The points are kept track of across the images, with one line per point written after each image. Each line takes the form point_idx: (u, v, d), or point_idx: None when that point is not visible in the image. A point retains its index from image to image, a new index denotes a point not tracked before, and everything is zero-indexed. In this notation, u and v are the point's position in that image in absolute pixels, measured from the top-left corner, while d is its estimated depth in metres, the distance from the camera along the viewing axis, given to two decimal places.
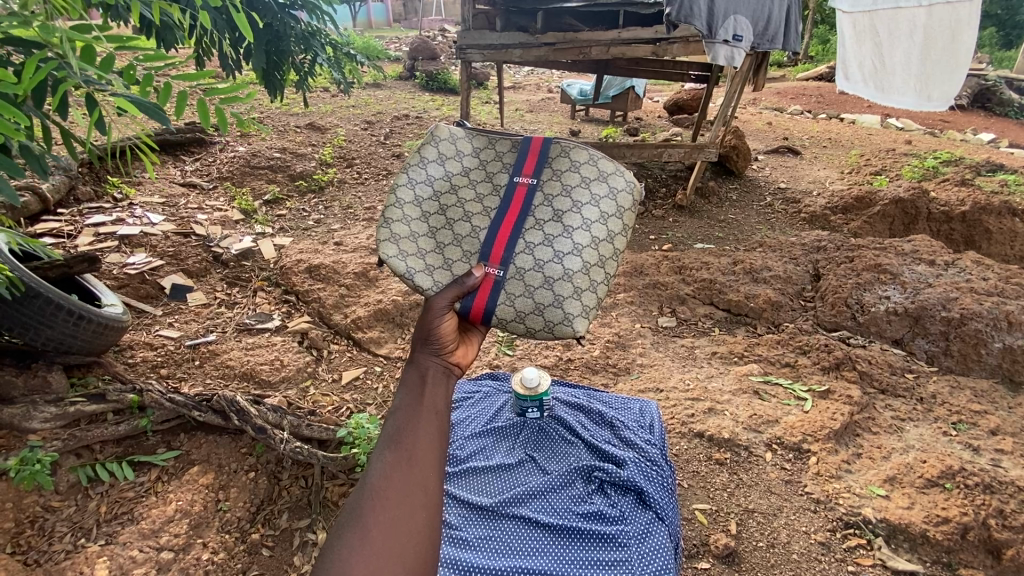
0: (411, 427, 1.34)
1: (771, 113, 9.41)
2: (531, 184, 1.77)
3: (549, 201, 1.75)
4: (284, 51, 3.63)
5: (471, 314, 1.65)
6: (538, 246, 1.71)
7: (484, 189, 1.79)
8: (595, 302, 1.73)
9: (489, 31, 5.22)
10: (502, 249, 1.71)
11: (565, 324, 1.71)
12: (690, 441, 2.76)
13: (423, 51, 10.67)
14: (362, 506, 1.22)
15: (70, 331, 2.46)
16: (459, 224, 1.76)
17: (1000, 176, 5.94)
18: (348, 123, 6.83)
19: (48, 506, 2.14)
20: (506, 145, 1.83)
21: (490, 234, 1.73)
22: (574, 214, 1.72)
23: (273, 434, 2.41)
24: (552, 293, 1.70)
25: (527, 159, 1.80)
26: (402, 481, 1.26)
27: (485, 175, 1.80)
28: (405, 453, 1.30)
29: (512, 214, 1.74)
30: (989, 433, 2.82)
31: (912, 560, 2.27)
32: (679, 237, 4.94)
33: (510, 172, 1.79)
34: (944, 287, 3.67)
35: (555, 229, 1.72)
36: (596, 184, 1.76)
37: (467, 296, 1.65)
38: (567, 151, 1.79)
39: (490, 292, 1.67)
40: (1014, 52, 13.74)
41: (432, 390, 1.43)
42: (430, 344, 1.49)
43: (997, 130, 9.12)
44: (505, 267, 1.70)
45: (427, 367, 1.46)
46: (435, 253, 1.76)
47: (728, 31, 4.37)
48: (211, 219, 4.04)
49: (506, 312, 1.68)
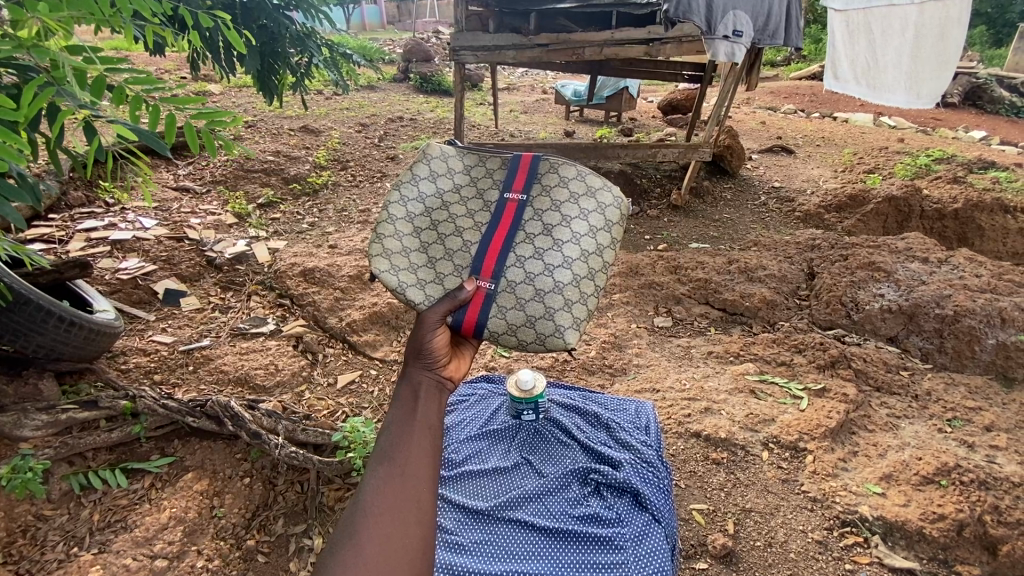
0: (405, 441, 1.34)
1: (764, 112, 9.44)
2: (522, 200, 1.77)
3: (539, 215, 1.75)
4: (279, 53, 3.60)
5: (463, 328, 1.64)
6: (529, 259, 1.71)
7: (476, 205, 1.79)
8: (586, 314, 1.73)
9: (483, 33, 5.20)
10: (494, 263, 1.71)
11: (556, 335, 1.69)
12: (687, 441, 2.76)
13: (417, 53, 10.64)
14: (355, 524, 1.22)
15: (61, 338, 2.43)
16: (450, 239, 1.76)
17: (992, 174, 5.98)
18: (342, 125, 6.80)
19: (41, 515, 2.13)
20: (497, 162, 1.84)
21: (481, 248, 1.73)
22: (564, 228, 1.72)
23: (268, 440, 2.40)
24: (543, 305, 1.69)
25: (517, 175, 1.80)
26: (399, 494, 1.26)
27: (476, 192, 1.80)
28: (400, 467, 1.30)
29: (503, 230, 1.74)
30: (983, 429, 2.83)
31: (909, 558, 2.27)
32: (674, 236, 4.94)
33: (501, 189, 1.79)
34: (938, 285, 3.68)
35: (545, 242, 1.72)
36: (585, 199, 1.77)
37: (459, 310, 1.64)
38: (556, 167, 1.80)
39: (481, 305, 1.67)
40: (1003, 50, 13.79)
41: (424, 405, 1.42)
42: (423, 357, 1.49)
43: (988, 127, 9.18)
44: (496, 281, 1.69)
45: (421, 380, 1.46)
46: (426, 267, 1.75)
47: (728, 25, 4.37)
48: (204, 223, 4.02)
49: (497, 325, 1.67)
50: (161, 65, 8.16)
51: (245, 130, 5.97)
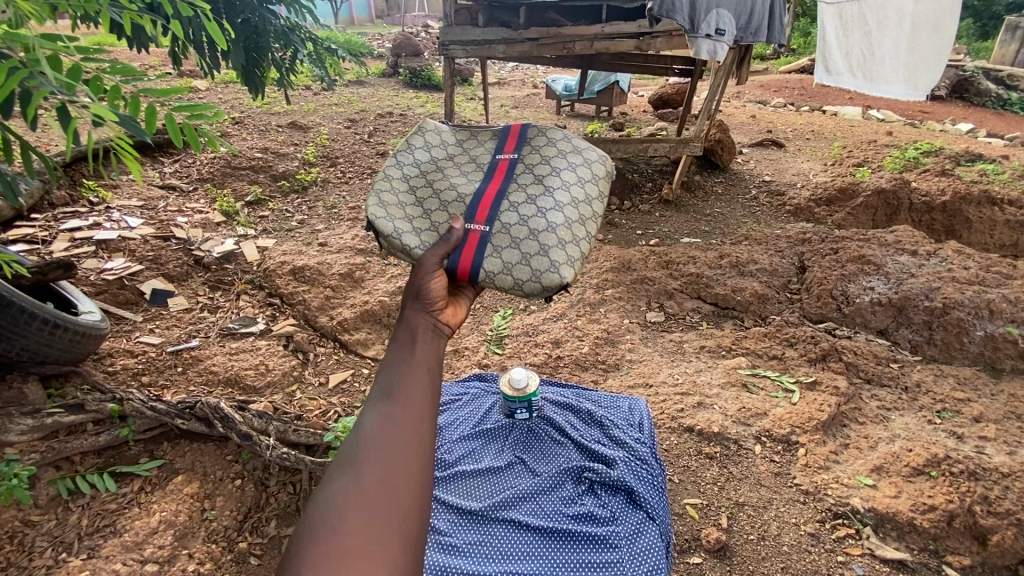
0: (402, 392, 1.18)
1: (754, 106, 9.46)
2: (514, 159, 1.78)
3: (531, 168, 1.76)
4: (262, 47, 3.50)
5: (459, 269, 1.57)
6: (522, 205, 1.69)
7: (469, 165, 1.79)
8: (583, 256, 1.70)
9: (472, 27, 5.15)
10: (488, 209, 1.68)
11: (553, 276, 1.64)
12: (680, 436, 2.76)
13: (406, 48, 10.55)
14: (343, 479, 1.06)
15: (45, 341, 2.39)
16: (446, 191, 1.74)
17: (979, 166, 6.02)
18: (331, 121, 6.73)
19: (28, 521, 2.09)
20: (487, 130, 1.88)
21: (476, 198, 1.71)
22: (555, 177, 1.74)
23: (258, 441, 2.37)
24: (538, 247, 1.65)
25: (508, 138, 1.83)
26: (401, 431, 1.13)
27: (470, 154, 1.82)
28: (401, 403, 1.16)
29: (496, 181, 1.73)
30: (972, 420, 2.86)
31: (900, 549, 2.29)
32: (666, 231, 4.94)
33: (493, 149, 1.81)
34: (927, 277, 3.70)
35: (538, 190, 1.71)
36: (573, 156, 1.81)
37: (455, 251, 1.58)
38: (544, 129, 1.84)
39: (477, 246, 1.62)
40: (990, 43, 13.88)
41: (423, 350, 1.27)
42: (420, 297, 1.36)
43: (974, 120, 9.25)
44: (491, 224, 1.66)
45: (418, 316, 1.33)
46: (422, 218, 1.72)
47: (711, 25, 4.36)
48: (191, 222, 3.97)
49: (493, 265, 1.60)
50: (145, 61, 8.03)
51: (232, 127, 5.89)
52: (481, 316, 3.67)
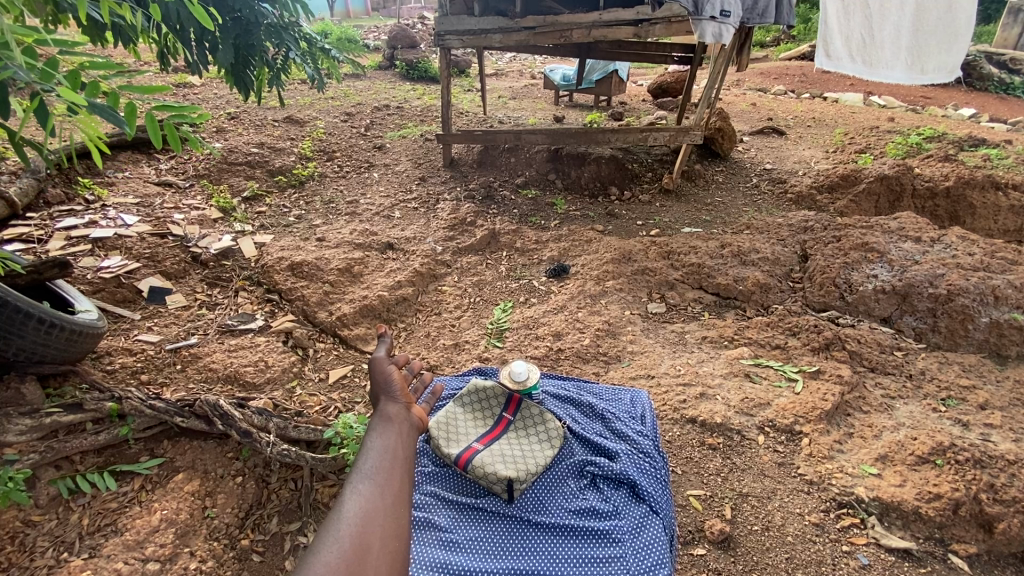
0: (385, 456, 1.37)
1: (754, 93, 9.37)
2: (511, 419, 2.43)
3: (520, 435, 2.38)
4: (253, 46, 3.34)
5: (461, 459, 2.24)
6: (507, 452, 2.30)
7: (489, 396, 2.48)
8: (540, 468, 2.25)
9: (467, 16, 5.05)
10: (488, 440, 2.34)
11: (528, 459, 2.28)
12: (682, 427, 2.74)
13: (402, 39, 10.46)
14: (341, 532, 1.16)
15: (42, 340, 2.35)
16: (469, 425, 2.40)
17: (982, 151, 5.95)
18: (327, 115, 6.69)
19: (28, 521, 2.08)
20: (498, 409, 2.46)
21: (483, 433, 2.37)
22: (533, 456, 2.29)
23: (259, 438, 2.36)
24: (521, 444, 2.34)
25: (511, 402, 2.47)
26: (383, 504, 1.25)
27: (487, 403, 2.47)
28: (381, 483, 1.29)
29: (494, 431, 2.39)
30: (978, 408, 2.84)
31: (906, 538, 2.27)
32: (667, 221, 4.89)
33: (501, 406, 2.47)
34: (932, 264, 3.67)
35: (521, 440, 2.36)
36: (549, 432, 2.38)
37: (462, 448, 2.29)
38: (537, 416, 2.43)
39: (471, 458, 2.25)
40: (992, 24, 13.65)
41: (398, 427, 1.49)
42: (390, 389, 1.60)
43: (977, 105, 9.16)
44: (487, 447, 2.30)
45: (390, 411, 1.53)
46: (450, 421, 2.39)
47: (715, 6, 4.18)
48: (188, 219, 3.94)
49: (485, 459, 2.24)
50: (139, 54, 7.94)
51: (227, 122, 5.84)
52: (481, 309, 3.65)
